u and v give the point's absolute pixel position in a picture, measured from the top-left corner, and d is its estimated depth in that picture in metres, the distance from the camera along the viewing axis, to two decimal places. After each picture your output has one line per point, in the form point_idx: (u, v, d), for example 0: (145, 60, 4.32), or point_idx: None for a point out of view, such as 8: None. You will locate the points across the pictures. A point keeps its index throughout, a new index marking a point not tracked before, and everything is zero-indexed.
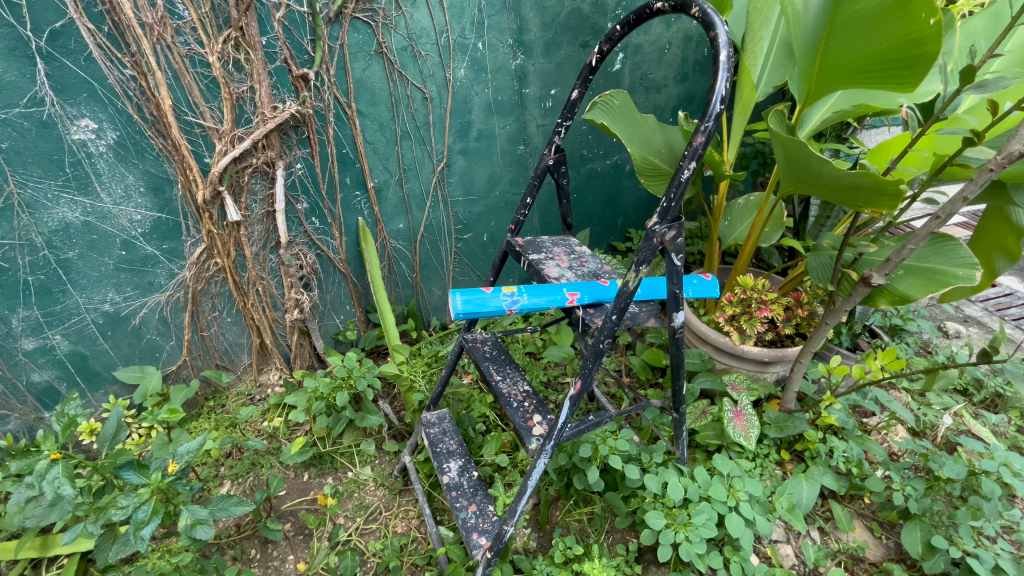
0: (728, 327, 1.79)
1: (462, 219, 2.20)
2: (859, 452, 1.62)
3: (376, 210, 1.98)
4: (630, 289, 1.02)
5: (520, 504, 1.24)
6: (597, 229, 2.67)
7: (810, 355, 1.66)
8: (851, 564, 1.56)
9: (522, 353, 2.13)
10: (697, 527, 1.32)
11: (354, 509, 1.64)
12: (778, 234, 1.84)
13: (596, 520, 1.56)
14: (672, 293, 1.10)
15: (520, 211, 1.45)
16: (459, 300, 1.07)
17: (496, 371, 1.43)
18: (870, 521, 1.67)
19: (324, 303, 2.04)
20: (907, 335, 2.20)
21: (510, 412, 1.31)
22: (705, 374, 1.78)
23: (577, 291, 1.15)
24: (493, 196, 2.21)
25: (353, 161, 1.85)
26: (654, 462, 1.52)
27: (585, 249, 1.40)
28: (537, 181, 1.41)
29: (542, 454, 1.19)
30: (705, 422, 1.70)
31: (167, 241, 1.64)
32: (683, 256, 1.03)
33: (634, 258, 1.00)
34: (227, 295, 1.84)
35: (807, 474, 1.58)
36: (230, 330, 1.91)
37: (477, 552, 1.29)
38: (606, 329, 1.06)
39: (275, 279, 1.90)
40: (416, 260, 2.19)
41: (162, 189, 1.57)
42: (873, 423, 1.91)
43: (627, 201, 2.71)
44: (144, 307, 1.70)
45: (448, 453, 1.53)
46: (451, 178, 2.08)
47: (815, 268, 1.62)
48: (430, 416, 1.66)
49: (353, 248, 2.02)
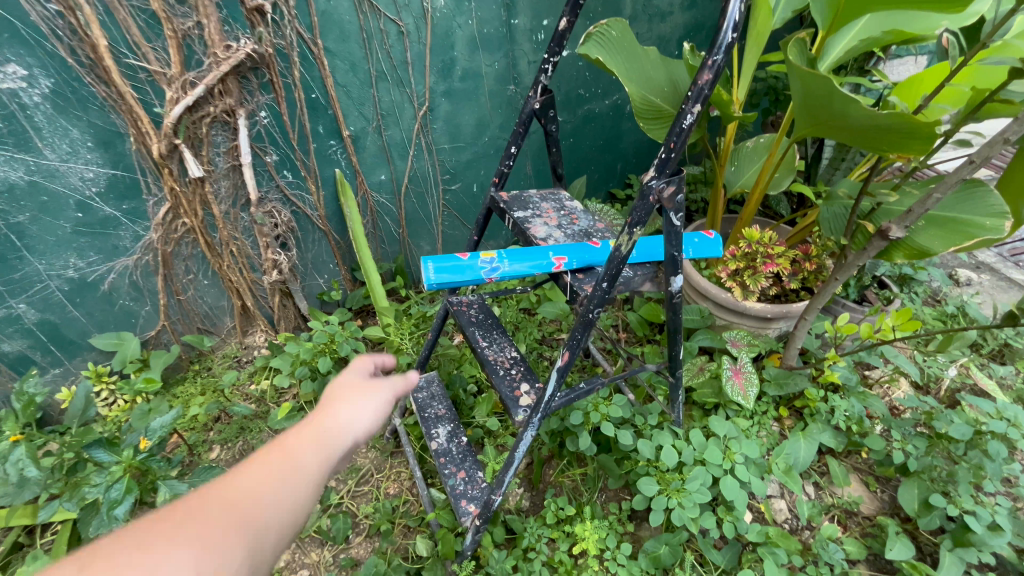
0: (730, 282, 1.69)
1: (449, 168, 2.06)
2: (861, 409, 1.57)
3: (355, 160, 1.84)
4: (623, 252, 0.90)
5: (508, 475, 1.20)
6: (594, 176, 2.52)
7: (817, 311, 1.56)
8: (844, 518, 1.58)
9: (516, 310, 2.11)
10: (691, 493, 1.27)
11: (345, 472, 1.65)
12: (788, 180, 1.70)
13: (588, 479, 1.55)
14: (670, 255, 0.97)
15: (505, 161, 1.30)
16: (432, 268, 0.97)
17: (482, 337, 1.33)
18: (866, 476, 1.67)
19: (305, 262, 1.94)
20: (916, 285, 2.14)
21: (496, 382, 1.21)
22: (704, 332, 1.72)
23: (565, 255, 1.03)
24: (482, 142, 2.05)
25: (325, 107, 1.69)
26: (648, 425, 1.47)
27: (575, 204, 1.28)
28: (521, 128, 1.25)
29: (529, 426, 1.11)
30: (703, 378, 1.67)
31: (127, 201, 1.53)
32: (683, 215, 0.89)
33: (628, 219, 0.87)
34: (200, 256, 1.74)
35: (806, 432, 1.53)
36: (208, 293, 1.83)
37: (466, 520, 1.27)
38: (595, 297, 0.94)
39: (250, 239, 1.77)
40: (402, 214, 2.08)
41: (112, 144, 1.43)
42: (875, 376, 1.87)
43: (627, 144, 2.54)
44: (111, 272, 1.61)
45: (436, 418, 1.48)
46: (435, 124, 1.92)
47: (826, 219, 1.49)
48: (417, 380, 1.61)
49: (332, 203, 1.89)
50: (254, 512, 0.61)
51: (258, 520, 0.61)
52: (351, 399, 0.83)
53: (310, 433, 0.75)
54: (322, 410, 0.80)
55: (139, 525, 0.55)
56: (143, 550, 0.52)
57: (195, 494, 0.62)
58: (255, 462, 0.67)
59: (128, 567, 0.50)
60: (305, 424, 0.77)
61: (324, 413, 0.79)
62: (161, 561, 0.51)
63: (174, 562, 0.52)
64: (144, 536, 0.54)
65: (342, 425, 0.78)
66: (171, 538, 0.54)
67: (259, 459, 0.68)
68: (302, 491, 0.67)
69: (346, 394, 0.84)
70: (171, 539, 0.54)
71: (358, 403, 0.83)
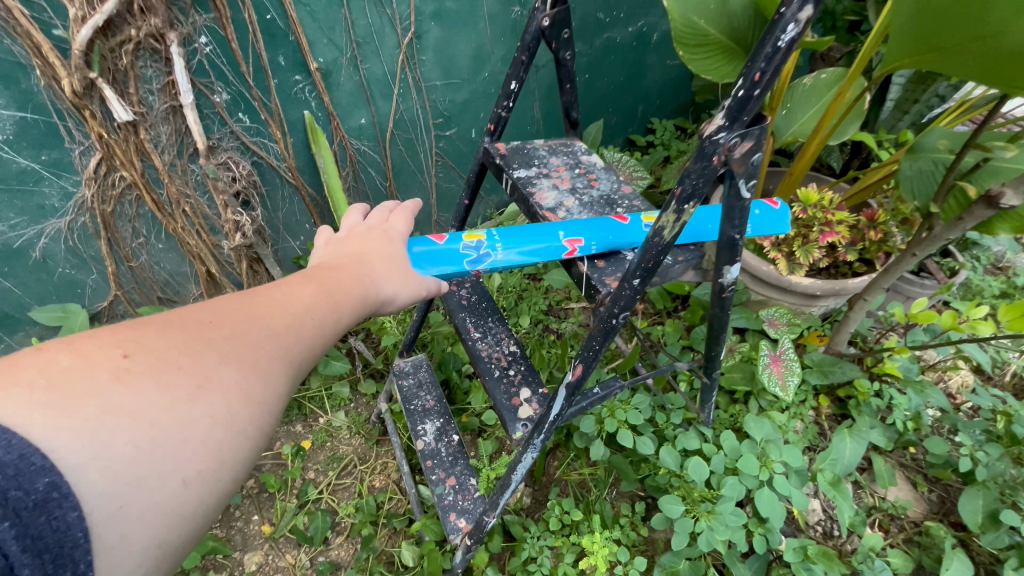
0: (774, 254, 1.41)
1: (443, 110, 1.74)
2: (920, 405, 1.34)
3: (327, 100, 1.53)
4: (664, 239, 0.63)
5: (503, 497, 0.99)
6: (613, 119, 2.18)
7: (880, 292, 1.30)
8: (887, 522, 1.40)
9: (520, 277, 1.86)
10: (722, 514, 1.07)
11: (325, 462, 1.47)
12: (855, 128, 1.40)
13: (598, 478, 1.37)
14: (726, 238, 0.70)
15: (503, 102, 1.00)
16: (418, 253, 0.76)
17: (475, 325, 1.09)
18: (914, 474, 1.47)
19: (276, 223, 1.68)
20: (982, 251, 1.85)
21: (490, 385, 0.99)
22: (739, 310, 1.47)
23: (581, 235, 0.79)
24: (481, 78, 1.72)
25: (284, 32, 1.36)
26: (670, 425, 1.25)
27: (593, 159, 1.00)
28: (524, 57, 0.94)
29: (529, 447, 0.89)
30: (734, 363, 1.44)
31: (46, 150, 1.26)
32: (756, 183, 0.61)
33: (675, 190, 0.60)
34: (148, 217, 1.48)
35: (854, 429, 1.31)
36: (165, 259, 1.59)
37: (455, 537, 1.09)
38: (621, 299, 0.69)
39: (205, 197, 1.50)
40: (388, 165, 1.78)
41: (13, 78, 1.14)
42: (930, 359, 1.63)
43: (652, 81, 2.17)
44: (42, 236, 1.37)
45: (424, 412, 1.28)
46: (423, 55, 1.59)
47: (909, 178, 1.19)
48: (403, 364, 1.39)
49: (303, 152, 1.60)
50: (308, 329, 0.55)
51: (311, 341, 0.55)
52: (398, 244, 0.74)
53: (357, 267, 0.66)
54: (368, 247, 0.71)
55: (188, 320, 0.48)
56: (192, 347, 0.45)
57: (237, 304, 0.52)
58: (303, 281, 0.59)
59: (178, 363, 0.43)
60: (354, 257, 0.68)
61: (370, 250, 0.71)
62: (209, 382, 0.44)
63: (224, 370, 0.46)
64: (193, 333, 0.47)
65: (389, 292, 0.68)
66: (223, 341, 0.48)
67: (307, 281, 0.60)
68: (351, 326, 0.61)
69: (400, 238, 0.75)
70: (221, 342, 0.47)
71: (405, 270, 0.71)
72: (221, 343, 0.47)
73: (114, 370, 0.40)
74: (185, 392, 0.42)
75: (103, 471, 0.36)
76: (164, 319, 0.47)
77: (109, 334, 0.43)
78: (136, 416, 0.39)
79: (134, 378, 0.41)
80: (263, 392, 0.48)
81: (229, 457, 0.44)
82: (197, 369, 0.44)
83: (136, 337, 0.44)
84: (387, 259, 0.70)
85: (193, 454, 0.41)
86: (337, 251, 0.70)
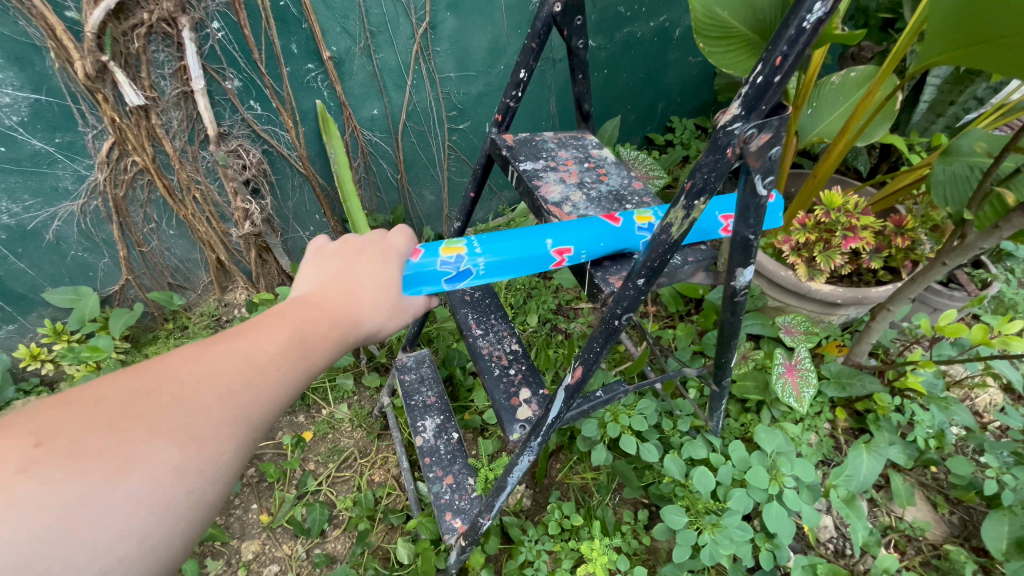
0: (794, 258, 1.35)
1: (456, 103, 1.71)
2: (944, 422, 1.28)
3: (339, 89, 1.52)
4: (672, 237, 0.59)
5: (499, 500, 0.96)
6: (631, 117, 2.13)
7: (905, 302, 1.24)
8: (904, 544, 1.33)
9: (530, 275, 1.82)
10: (727, 527, 1.03)
11: (326, 454, 1.47)
12: (885, 128, 1.33)
13: (601, 483, 1.33)
14: (740, 238, 0.66)
15: (512, 91, 0.96)
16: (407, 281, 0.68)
17: (477, 322, 1.06)
18: (935, 494, 1.40)
19: (286, 212, 1.68)
20: (1018, 264, 1.75)
21: (489, 384, 0.96)
22: (754, 316, 1.41)
23: (571, 245, 0.73)
24: (497, 71, 1.69)
25: (298, 20, 1.35)
26: (676, 432, 1.22)
27: (604, 154, 0.96)
28: (534, 45, 0.90)
29: (526, 450, 0.86)
30: (747, 371, 1.38)
31: (60, 133, 1.26)
32: (773, 179, 0.56)
33: (685, 184, 0.56)
34: (160, 203, 1.49)
35: (871, 445, 1.25)
36: (176, 245, 1.59)
37: (449, 537, 1.06)
38: (625, 299, 0.65)
39: (216, 183, 1.50)
40: (399, 157, 1.76)
41: (28, 60, 1.14)
42: (957, 375, 1.55)
43: (673, 78, 2.11)
44: (55, 219, 1.38)
45: (424, 408, 1.26)
46: (437, 46, 1.56)
47: (941, 182, 1.13)
48: (406, 359, 1.37)
49: (314, 142, 1.59)
50: (262, 388, 0.50)
51: (264, 400, 0.50)
52: (391, 266, 0.66)
53: (334, 301, 0.60)
54: (358, 271, 0.64)
55: (124, 387, 0.44)
56: (121, 424, 0.42)
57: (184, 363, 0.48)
58: (266, 329, 0.54)
59: (99, 446, 0.40)
60: (333, 287, 0.62)
61: (359, 275, 0.64)
62: (136, 461, 0.41)
63: (154, 443, 0.42)
64: (126, 404, 0.43)
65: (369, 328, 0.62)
66: (158, 410, 0.44)
67: (276, 325, 0.55)
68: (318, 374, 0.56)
69: (395, 258, 0.67)
70: (156, 411, 0.44)
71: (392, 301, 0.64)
72: (152, 420, 0.43)
73: (22, 461, 0.38)
74: (99, 482, 0.39)
75: (3, 574, 0.34)
76: (91, 391, 0.43)
77: (28, 416, 0.40)
78: (47, 508, 0.37)
79: (44, 469, 0.38)
80: (204, 464, 0.45)
81: (161, 538, 0.42)
82: (123, 448, 0.41)
83: (57, 419, 0.41)
84: (372, 288, 0.64)
85: (115, 540, 0.39)
86: (320, 275, 0.64)
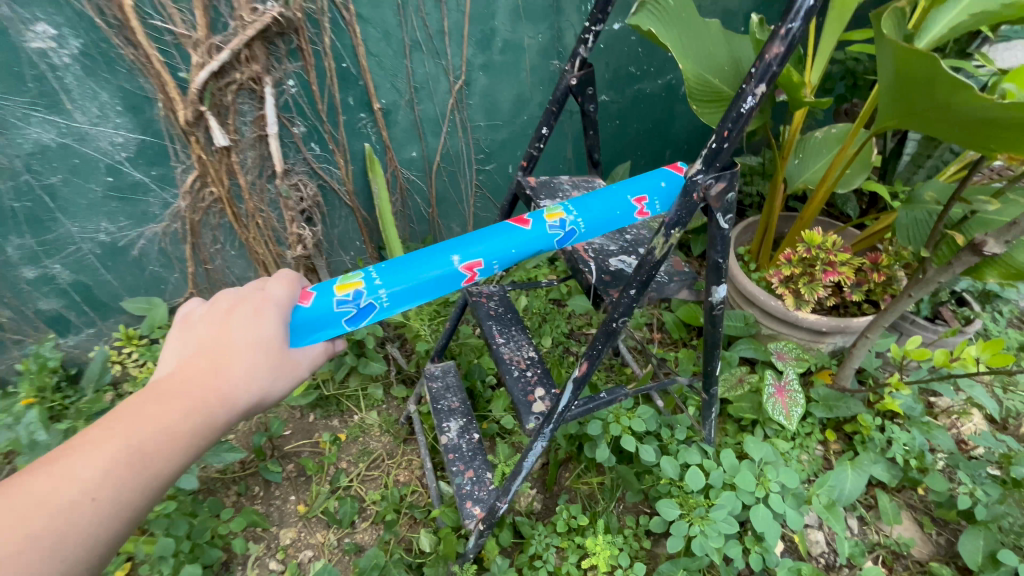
0: (781, 290, 1.53)
1: (484, 147, 1.95)
2: (922, 443, 1.39)
3: (385, 135, 1.77)
4: (656, 258, 0.77)
5: (514, 484, 1.11)
6: (641, 162, 2.35)
7: (881, 330, 1.38)
8: (891, 560, 1.42)
9: (545, 301, 2.00)
10: (716, 521, 1.16)
11: (357, 455, 1.62)
12: (862, 178, 1.51)
13: (606, 488, 1.46)
14: (713, 261, 0.84)
15: (535, 143, 1.18)
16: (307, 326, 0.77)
17: (499, 333, 1.24)
18: (921, 515, 1.49)
19: (331, 239, 1.90)
20: (1002, 304, 1.88)
21: (509, 383, 1.13)
22: (748, 341, 1.56)
23: (478, 259, 0.84)
24: (520, 121, 1.93)
25: (356, 78, 1.61)
26: (674, 440, 1.36)
27: None
28: (554, 107, 1.13)
29: (540, 436, 1.04)
30: (742, 392, 1.51)
31: (156, 167, 1.52)
32: (732, 216, 0.75)
33: (665, 218, 0.75)
34: (227, 227, 1.71)
35: (855, 462, 1.37)
36: (235, 264, 1.81)
37: (469, 522, 1.20)
38: (621, 306, 0.83)
39: (276, 212, 1.73)
40: (432, 193, 1.99)
41: (141, 109, 1.41)
42: (943, 404, 1.66)
43: (680, 129, 2.34)
44: (141, 238, 1.62)
45: (449, 411, 1.42)
46: (471, 100, 1.82)
47: (906, 225, 1.30)
48: (434, 368, 1.55)
49: (360, 178, 1.83)
50: (155, 457, 0.65)
51: (164, 463, 0.66)
52: (269, 321, 0.74)
53: (210, 366, 0.71)
54: (234, 331, 0.73)
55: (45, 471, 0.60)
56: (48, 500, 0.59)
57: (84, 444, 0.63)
58: (149, 407, 0.67)
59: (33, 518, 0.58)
60: (211, 353, 0.72)
61: (235, 335, 0.72)
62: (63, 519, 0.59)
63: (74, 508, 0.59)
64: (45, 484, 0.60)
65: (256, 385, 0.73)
66: (69, 486, 0.60)
67: (161, 401, 0.68)
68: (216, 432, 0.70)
69: (275, 311, 0.75)
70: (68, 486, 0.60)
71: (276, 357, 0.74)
72: (59, 500, 0.59)
73: None
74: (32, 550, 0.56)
75: None
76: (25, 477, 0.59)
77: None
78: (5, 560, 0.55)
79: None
80: (114, 521, 0.62)
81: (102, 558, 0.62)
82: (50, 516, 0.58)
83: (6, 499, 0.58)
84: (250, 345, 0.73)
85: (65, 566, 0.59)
86: (201, 335, 0.74)
